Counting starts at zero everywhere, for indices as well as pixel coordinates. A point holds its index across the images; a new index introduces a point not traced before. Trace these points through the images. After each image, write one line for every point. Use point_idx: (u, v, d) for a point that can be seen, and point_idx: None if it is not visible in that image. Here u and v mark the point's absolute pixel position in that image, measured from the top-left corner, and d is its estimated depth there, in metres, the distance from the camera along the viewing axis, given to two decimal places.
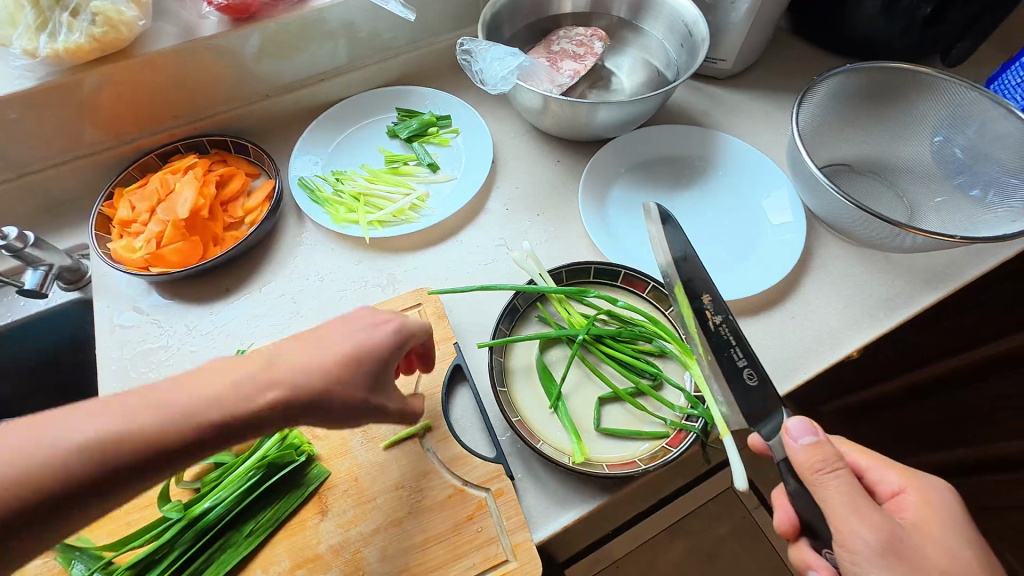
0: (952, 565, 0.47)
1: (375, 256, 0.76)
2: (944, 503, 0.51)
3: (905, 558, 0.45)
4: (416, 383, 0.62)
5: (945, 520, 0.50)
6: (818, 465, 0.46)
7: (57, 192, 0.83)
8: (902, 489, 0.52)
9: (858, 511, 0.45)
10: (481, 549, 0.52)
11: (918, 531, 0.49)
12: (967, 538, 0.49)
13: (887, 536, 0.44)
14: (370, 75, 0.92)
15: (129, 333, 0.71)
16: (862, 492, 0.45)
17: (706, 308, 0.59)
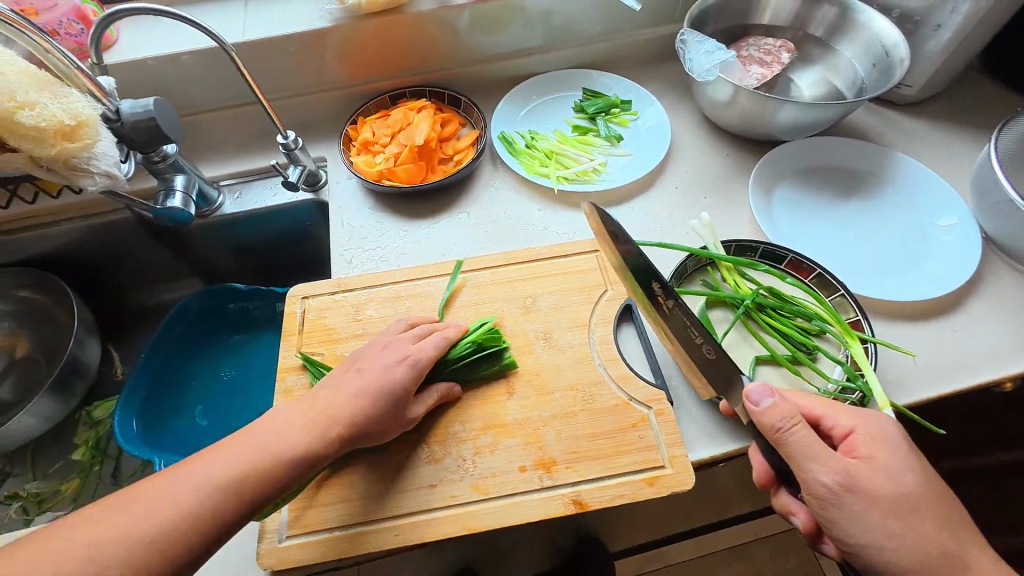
0: (906, 487, 0.52)
1: (558, 206, 0.87)
2: (881, 432, 0.55)
3: (865, 495, 0.52)
4: (592, 312, 0.72)
5: (888, 446, 0.54)
6: (783, 425, 0.53)
7: (309, 114, 1.02)
8: (849, 424, 0.56)
9: (819, 458, 0.52)
10: (643, 452, 0.61)
11: (868, 466, 0.53)
12: (907, 462, 0.54)
13: (846, 477, 0.52)
14: (567, 55, 1.04)
15: (354, 230, 0.87)
16: (819, 443, 0.52)
17: (658, 293, 0.67)
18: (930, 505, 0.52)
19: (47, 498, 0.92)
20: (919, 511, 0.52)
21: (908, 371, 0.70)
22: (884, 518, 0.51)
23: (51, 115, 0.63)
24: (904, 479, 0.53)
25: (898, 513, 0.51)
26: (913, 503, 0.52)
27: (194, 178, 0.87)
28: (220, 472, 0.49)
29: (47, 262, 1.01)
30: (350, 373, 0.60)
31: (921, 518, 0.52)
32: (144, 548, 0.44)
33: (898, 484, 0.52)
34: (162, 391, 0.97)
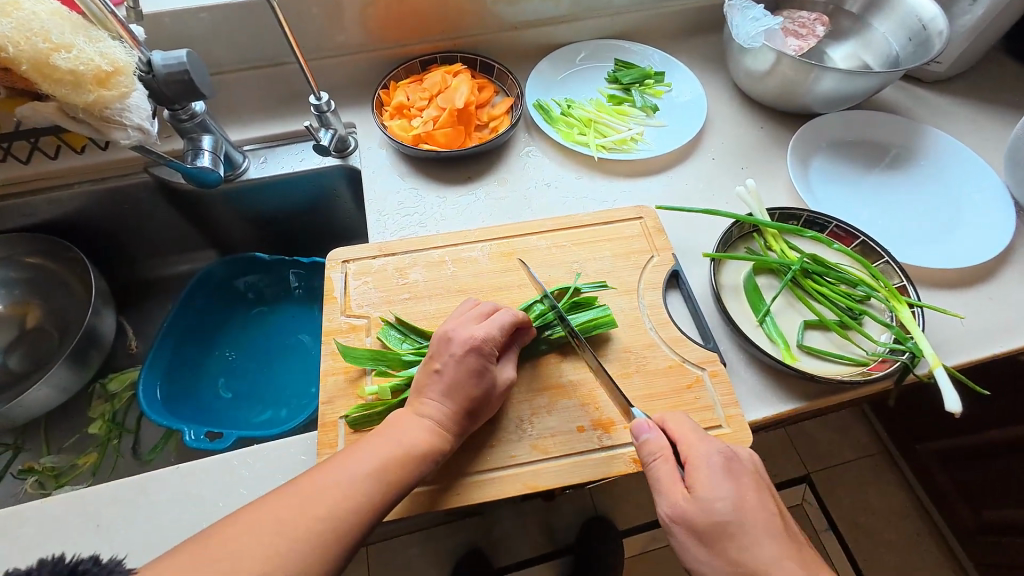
0: (723, 516, 0.49)
1: (596, 175, 0.87)
2: (707, 461, 0.51)
3: (694, 529, 0.49)
4: (640, 277, 0.72)
5: (709, 476, 0.51)
6: (648, 454, 0.54)
7: (334, 78, 0.98)
8: (685, 452, 0.53)
9: (659, 489, 0.52)
10: (699, 412, 0.62)
11: (690, 499, 0.50)
12: (729, 487, 0.50)
13: (676, 507, 0.50)
14: (600, 24, 1.01)
15: (389, 195, 0.85)
16: (670, 474, 0.52)
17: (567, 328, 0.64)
18: (756, 530, 0.48)
19: (64, 472, 0.88)
20: (736, 540, 0.48)
21: (952, 335, 0.71)
22: (704, 551, 0.49)
23: (89, 59, 0.60)
24: (725, 505, 0.49)
25: (710, 546, 0.48)
26: (735, 534, 0.48)
27: (220, 140, 0.84)
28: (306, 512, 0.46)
29: (57, 229, 0.96)
30: (429, 377, 0.58)
31: (743, 549, 0.47)
32: (255, 557, 0.43)
33: (715, 513, 0.49)
34: (182, 362, 0.94)
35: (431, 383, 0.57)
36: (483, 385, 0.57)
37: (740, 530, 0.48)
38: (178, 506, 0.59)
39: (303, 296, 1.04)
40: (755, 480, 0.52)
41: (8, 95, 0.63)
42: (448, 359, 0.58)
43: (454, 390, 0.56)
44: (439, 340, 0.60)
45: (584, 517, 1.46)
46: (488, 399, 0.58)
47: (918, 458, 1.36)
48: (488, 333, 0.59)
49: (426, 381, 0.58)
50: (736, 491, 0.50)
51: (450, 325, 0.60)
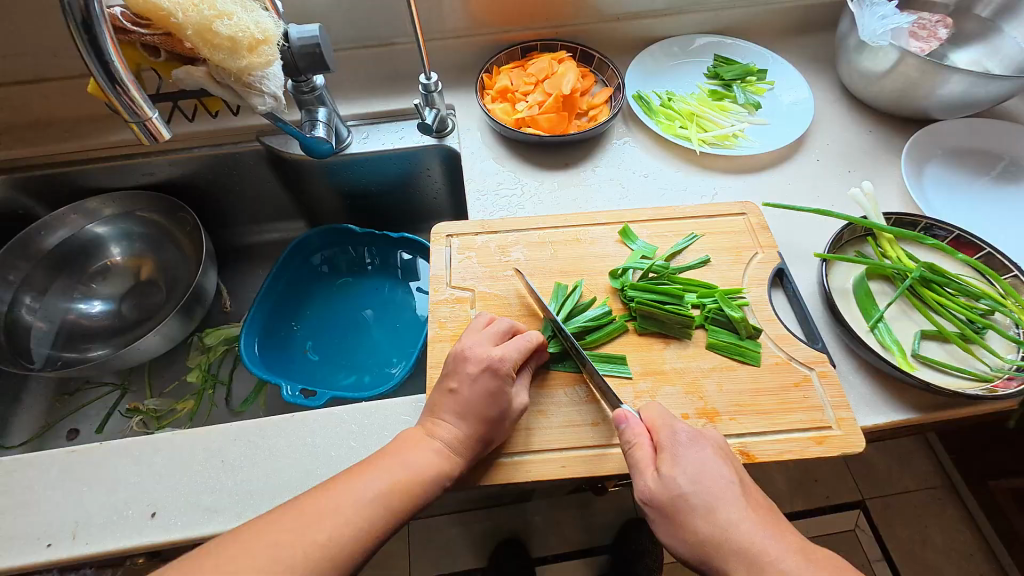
0: (687, 489, 0.48)
1: (693, 169, 0.86)
2: (673, 439, 0.52)
3: (668, 505, 0.49)
4: (744, 273, 0.71)
5: (676, 453, 0.51)
6: (629, 437, 0.53)
7: (436, 61, 1.01)
8: (657, 434, 0.53)
9: (638, 470, 0.51)
10: (808, 411, 0.60)
11: (661, 474, 0.50)
12: (697, 463, 0.50)
13: (650, 482, 0.50)
14: (704, 18, 1.00)
15: (487, 176, 0.87)
16: (642, 456, 0.52)
17: (561, 333, 0.64)
18: (719, 501, 0.47)
19: (165, 415, 0.95)
20: (706, 512, 0.47)
21: None
22: (675, 523, 0.48)
23: (246, 28, 0.64)
24: (689, 478, 0.49)
25: (678, 515, 0.48)
26: (699, 505, 0.47)
27: (333, 114, 0.88)
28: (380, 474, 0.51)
29: (172, 188, 1.03)
30: (443, 397, 0.57)
31: (712, 520, 0.47)
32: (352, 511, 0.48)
33: (683, 487, 0.49)
34: (275, 323, 0.99)
35: (446, 402, 0.57)
36: (497, 407, 0.56)
37: (709, 503, 0.47)
38: (295, 451, 0.62)
39: (383, 271, 1.08)
40: (726, 458, 0.52)
41: (165, 59, 0.68)
42: (463, 378, 0.57)
43: (467, 412, 0.56)
44: (454, 357, 0.59)
45: (624, 518, 1.45)
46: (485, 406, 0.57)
47: (990, 495, 1.29)
48: (504, 352, 0.58)
49: (441, 401, 0.57)
50: (707, 467, 0.50)
51: (467, 341, 0.60)
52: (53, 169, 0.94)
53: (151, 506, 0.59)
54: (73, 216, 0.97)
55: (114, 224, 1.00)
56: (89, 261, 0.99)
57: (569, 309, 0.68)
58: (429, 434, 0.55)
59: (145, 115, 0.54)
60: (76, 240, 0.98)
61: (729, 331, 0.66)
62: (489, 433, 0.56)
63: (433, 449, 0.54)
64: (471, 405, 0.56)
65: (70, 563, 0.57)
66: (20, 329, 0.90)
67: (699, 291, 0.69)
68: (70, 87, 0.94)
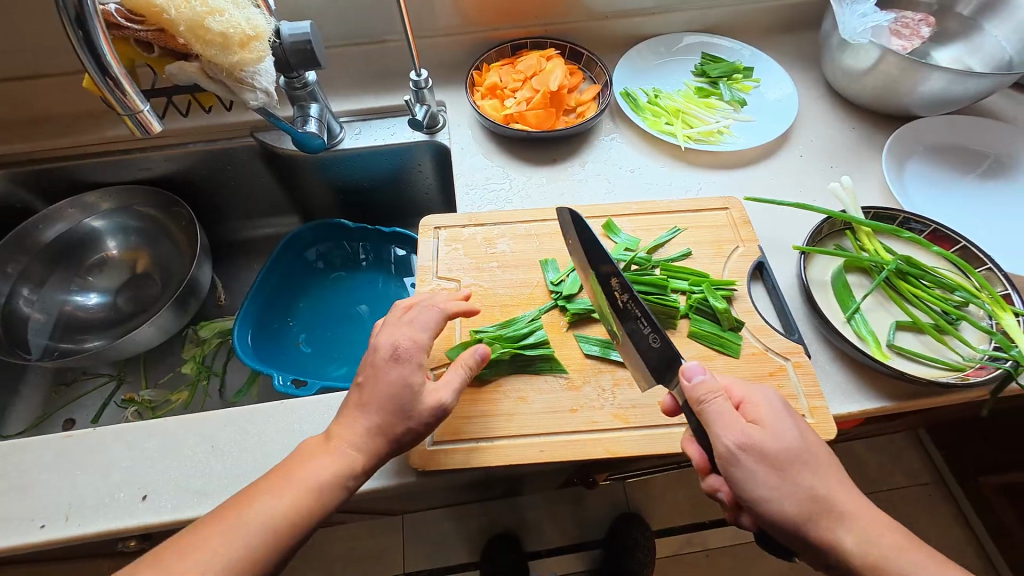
0: (791, 444, 0.49)
1: (679, 165, 0.87)
2: (763, 398, 0.53)
3: (766, 458, 0.48)
4: (725, 265, 0.73)
5: (769, 410, 0.52)
6: (712, 394, 0.52)
7: (428, 58, 1.02)
8: (738, 394, 0.53)
9: (727, 422, 0.50)
10: (782, 400, 0.61)
11: (757, 427, 0.50)
12: (789, 422, 0.51)
13: (744, 435, 0.49)
14: (692, 17, 1.01)
15: (475, 171, 0.88)
16: (731, 411, 0.51)
17: (614, 289, 0.63)
18: (818, 460, 0.49)
19: (159, 405, 0.97)
20: (807, 468, 0.49)
21: None
22: (770, 472, 0.48)
23: (237, 24, 0.66)
24: (792, 435, 0.50)
25: (779, 465, 0.48)
26: (803, 460, 0.49)
27: (325, 110, 0.89)
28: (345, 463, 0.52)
29: (168, 183, 1.04)
30: (356, 390, 0.57)
31: (811, 475, 0.48)
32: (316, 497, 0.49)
33: (785, 442, 0.49)
34: (268, 316, 1.00)
35: (355, 395, 0.56)
36: (413, 396, 0.55)
37: (810, 459, 0.49)
38: (283, 437, 0.64)
39: (376, 266, 1.10)
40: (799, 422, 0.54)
41: (158, 55, 0.69)
42: (370, 371, 0.56)
43: (373, 403, 0.54)
44: (369, 349, 0.58)
45: (616, 512, 1.46)
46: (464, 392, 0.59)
47: (978, 490, 1.30)
48: (416, 339, 0.57)
49: (352, 395, 0.56)
50: (795, 427, 0.51)
51: (382, 333, 0.59)
52: (50, 164, 0.96)
53: (142, 490, 0.61)
54: (70, 210, 0.98)
55: (111, 218, 1.01)
56: (85, 254, 1.00)
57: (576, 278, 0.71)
58: (348, 423, 0.54)
59: (137, 108, 0.56)
60: (74, 234, 0.99)
61: (713, 321, 0.67)
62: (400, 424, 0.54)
63: (405, 438, 0.55)
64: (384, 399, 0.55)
65: (61, 543, 0.59)
66: (18, 320, 0.92)
67: (691, 279, 0.71)
68: (67, 84, 0.96)
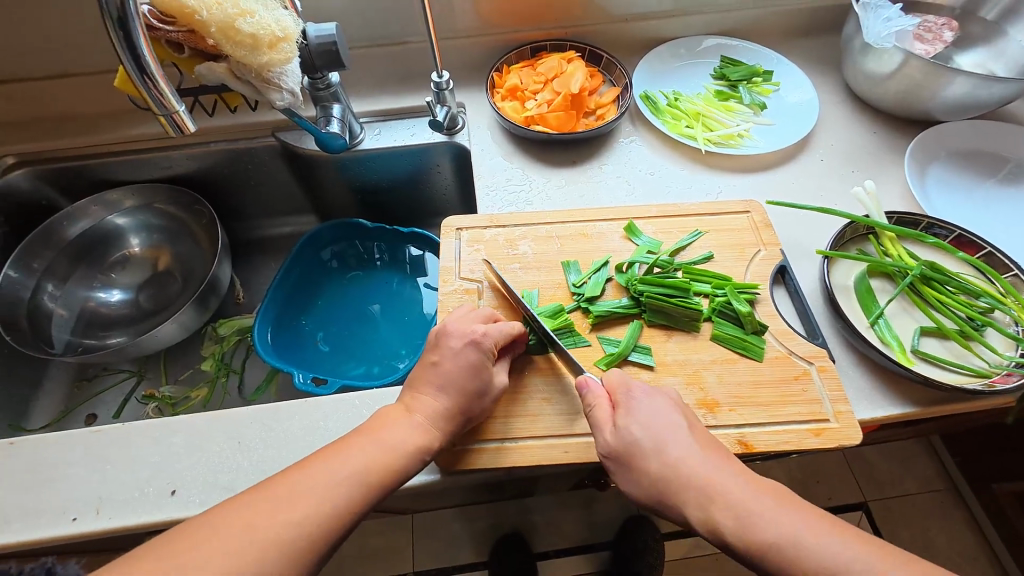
0: (660, 444, 0.53)
1: (698, 168, 0.88)
2: (639, 397, 0.57)
3: (637, 461, 0.53)
4: (747, 269, 0.73)
5: (642, 410, 0.55)
6: (590, 403, 0.57)
7: (447, 60, 1.03)
8: (618, 395, 0.58)
9: (603, 432, 0.55)
10: (807, 404, 0.61)
11: (627, 430, 0.54)
12: (663, 420, 0.55)
13: (618, 442, 0.54)
14: (711, 20, 1.01)
15: (496, 172, 0.89)
16: (607, 419, 0.56)
17: (558, 348, 0.63)
18: (688, 454, 0.52)
19: (179, 402, 0.98)
20: (676, 463, 0.52)
21: None
22: (644, 476, 0.53)
23: (267, 26, 0.67)
24: (658, 433, 0.54)
25: (649, 466, 0.52)
26: (675, 458, 0.52)
27: (347, 110, 0.90)
28: (377, 459, 0.53)
29: (190, 181, 1.06)
30: (427, 369, 0.60)
31: (680, 473, 0.51)
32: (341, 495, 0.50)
33: (653, 445, 0.53)
34: (287, 314, 1.01)
35: (428, 373, 0.59)
36: (454, 401, 0.57)
37: (675, 455, 0.52)
38: (308, 435, 0.64)
39: (393, 266, 1.10)
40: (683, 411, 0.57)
41: (188, 56, 0.70)
42: (446, 351, 0.60)
43: (448, 384, 0.58)
44: (438, 335, 0.62)
45: (626, 515, 1.46)
46: (487, 392, 0.59)
47: (992, 498, 1.28)
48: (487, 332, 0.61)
49: (422, 375, 0.59)
50: (671, 424, 0.54)
51: (452, 320, 0.63)
52: (75, 162, 0.98)
53: (171, 484, 0.61)
54: (94, 207, 1.00)
55: (134, 215, 1.03)
56: (107, 252, 1.02)
57: (598, 279, 0.72)
58: (416, 405, 0.57)
59: (173, 108, 0.57)
60: (96, 231, 1.01)
61: (735, 325, 0.67)
62: (465, 410, 0.58)
63: (429, 437, 0.56)
64: (453, 381, 0.58)
65: (91, 536, 0.60)
66: (43, 316, 0.94)
67: (713, 282, 0.71)
68: (93, 83, 0.97)
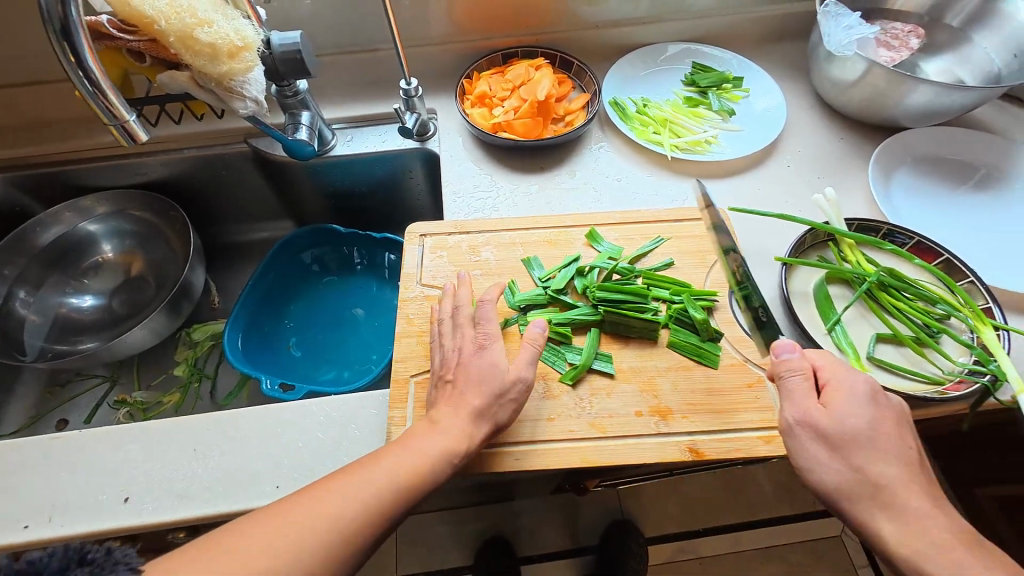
0: (856, 427, 0.51)
1: (665, 174, 0.88)
2: (852, 384, 0.53)
3: (828, 439, 0.51)
4: (706, 276, 0.73)
5: (849, 397, 0.53)
6: (785, 372, 0.55)
7: (419, 67, 1.03)
8: (826, 377, 0.55)
9: (792, 399, 0.54)
10: (759, 411, 0.61)
11: (818, 406, 0.53)
12: (867, 409, 0.52)
13: (815, 420, 0.52)
14: (682, 27, 1.02)
15: (465, 178, 0.89)
16: (803, 390, 0.54)
17: None
18: (881, 446, 0.50)
19: (151, 407, 0.98)
20: (863, 448, 0.50)
21: None
22: (823, 450, 0.51)
23: (225, 35, 0.68)
24: (858, 417, 0.51)
25: (835, 446, 0.51)
26: (854, 440, 0.51)
27: (316, 117, 0.91)
28: None
29: (164, 187, 1.06)
30: (442, 389, 0.60)
31: (867, 459, 0.50)
32: None
33: (843, 425, 0.51)
34: (258, 319, 1.01)
35: (444, 392, 0.59)
36: None
37: (867, 441, 0.50)
38: (264, 442, 0.64)
39: (368, 271, 1.11)
40: (899, 417, 0.53)
41: (150, 64, 0.71)
42: (454, 368, 0.60)
43: (466, 390, 0.58)
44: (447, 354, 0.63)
45: (609, 519, 1.45)
46: (438, 399, 0.60)
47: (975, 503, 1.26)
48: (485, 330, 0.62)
49: (440, 393, 0.60)
50: (872, 414, 0.52)
51: (448, 337, 0.64)
52: (48, 168, 0.98)
53: (124, 492, 0.62)
54: (67, 214, 1.00)
55: (107, 222, 1.03)
56: (81, 257, 1.02)
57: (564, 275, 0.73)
58: (440, 415, 0.57)
59: (123, 118, 0.57)
60: (69, 237, 1.01)
61: (691, 331, 0.68)
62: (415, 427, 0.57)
63: None
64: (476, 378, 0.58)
65: (44, 544, 0.60)
66: (14, 322, 0.94)
67: (672, 288, 0.72)
68: (67, 91, 0.98)
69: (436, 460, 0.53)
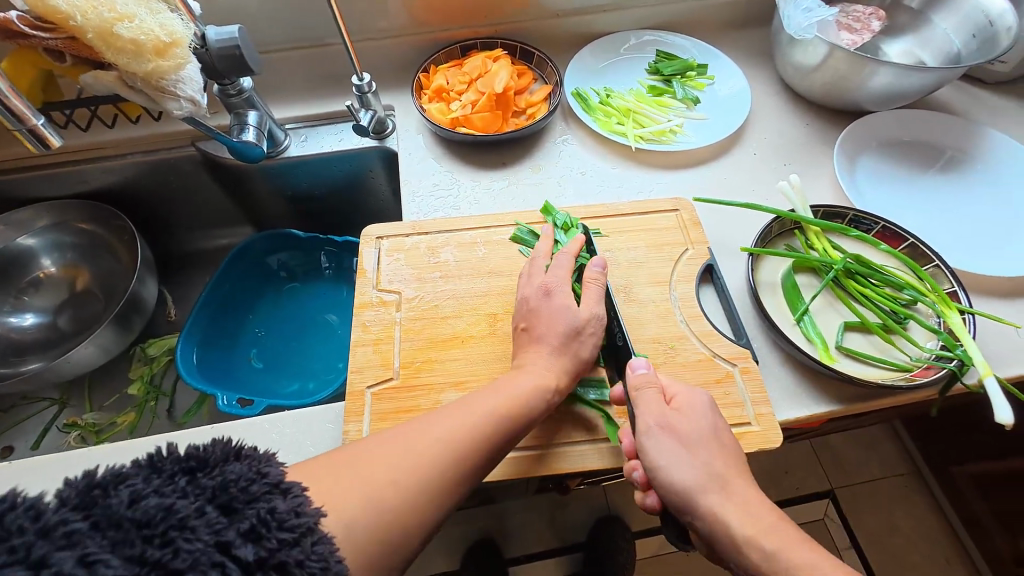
0: (701, 431, 0.52)
1: (631, 166, 0.86)
2: (695, 395, 0.55)
3: (678, 438, 0.52)
4: (673, 270, 0.71)
5: (693, 404, 0.54)
6: (635, 388, 0.56)
7: (375, 62, 0.99)
8: (673, 390, 0.56)
9: (649, 406, 0.54)
10: (728, 408, 0.60)
11: (671, 411, 0.53)
12: (706, 414, 0.54)
13: (669, 422, 0.52)
14: (644, 14, 1.00)
15: (425, 177, 0.86)
16: (656, 398, 0.54)
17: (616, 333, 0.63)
18: (719, 449, 0.51)
19: (104, 429, 0.92)
20: (707, 448, 0.51)
21: (1015, 335, 0.67)
22: (677, 448, 0.51)
23: (150, 31, 0.63)
24: (708, 422, 0.53)
25: (687, 443, 0.51)
26: (699, 438, 0.52)
27: (265, 116, 0.86)
28: None
29: (109, 196, 1.00)
30: (519, 336, 0.62)
31: (710, 457, 0.50)
32: None
33: (695, 427, 0.52)
34: (216, 331, 0.97)
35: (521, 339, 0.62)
36: None
37: (711, 444, 0.52)
38: None
39: (333, 275, 1.06)
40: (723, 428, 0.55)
41: (72, 64, 0.66)
42: (529, 316, 0.63)
43: (547, 334, 0.60)
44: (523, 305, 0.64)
45: (595, 517, 1.43)
46: None
47: (953, 483, 1.27)
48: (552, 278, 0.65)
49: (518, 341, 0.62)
50: (714, 421, 0.54)
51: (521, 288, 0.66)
52: None
53: None
54: (3, 228, 0.94)
55: (46, 235, 0.97)
56: (21, 274, 0.96)
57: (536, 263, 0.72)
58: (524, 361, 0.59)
59: (30, 123, 0.56)
60: (6, 252, 0.95)
61: (658, 328, 0.66)
62: None
63: None
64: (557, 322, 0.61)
65: None
66: None
67: (638, 284, 0.70)
68: None
69: (506, 414, 0.53)
